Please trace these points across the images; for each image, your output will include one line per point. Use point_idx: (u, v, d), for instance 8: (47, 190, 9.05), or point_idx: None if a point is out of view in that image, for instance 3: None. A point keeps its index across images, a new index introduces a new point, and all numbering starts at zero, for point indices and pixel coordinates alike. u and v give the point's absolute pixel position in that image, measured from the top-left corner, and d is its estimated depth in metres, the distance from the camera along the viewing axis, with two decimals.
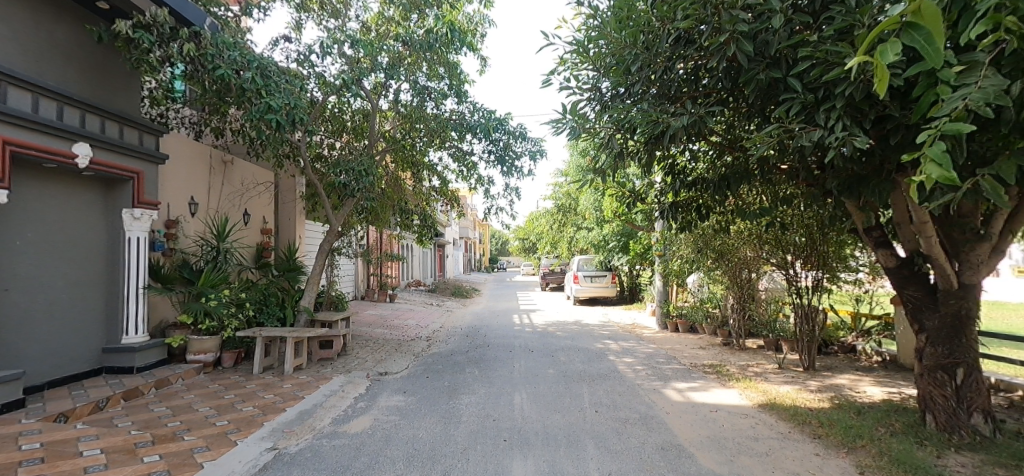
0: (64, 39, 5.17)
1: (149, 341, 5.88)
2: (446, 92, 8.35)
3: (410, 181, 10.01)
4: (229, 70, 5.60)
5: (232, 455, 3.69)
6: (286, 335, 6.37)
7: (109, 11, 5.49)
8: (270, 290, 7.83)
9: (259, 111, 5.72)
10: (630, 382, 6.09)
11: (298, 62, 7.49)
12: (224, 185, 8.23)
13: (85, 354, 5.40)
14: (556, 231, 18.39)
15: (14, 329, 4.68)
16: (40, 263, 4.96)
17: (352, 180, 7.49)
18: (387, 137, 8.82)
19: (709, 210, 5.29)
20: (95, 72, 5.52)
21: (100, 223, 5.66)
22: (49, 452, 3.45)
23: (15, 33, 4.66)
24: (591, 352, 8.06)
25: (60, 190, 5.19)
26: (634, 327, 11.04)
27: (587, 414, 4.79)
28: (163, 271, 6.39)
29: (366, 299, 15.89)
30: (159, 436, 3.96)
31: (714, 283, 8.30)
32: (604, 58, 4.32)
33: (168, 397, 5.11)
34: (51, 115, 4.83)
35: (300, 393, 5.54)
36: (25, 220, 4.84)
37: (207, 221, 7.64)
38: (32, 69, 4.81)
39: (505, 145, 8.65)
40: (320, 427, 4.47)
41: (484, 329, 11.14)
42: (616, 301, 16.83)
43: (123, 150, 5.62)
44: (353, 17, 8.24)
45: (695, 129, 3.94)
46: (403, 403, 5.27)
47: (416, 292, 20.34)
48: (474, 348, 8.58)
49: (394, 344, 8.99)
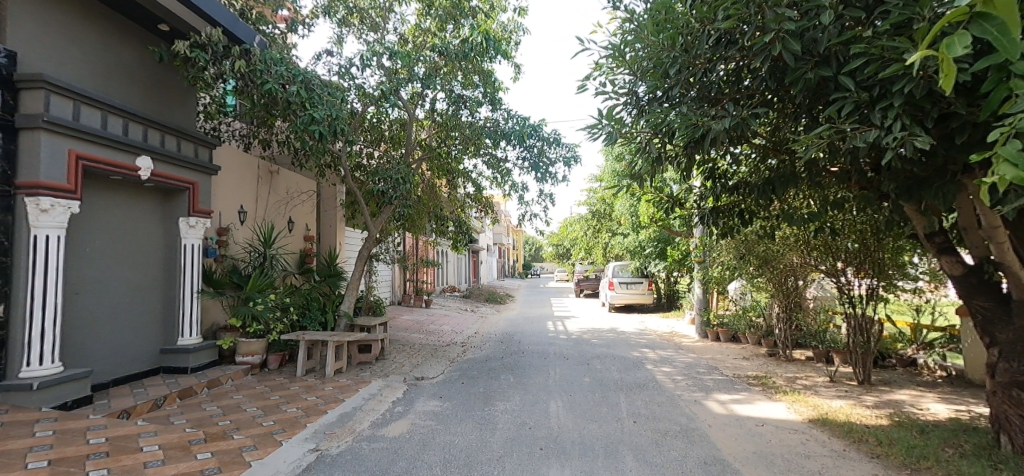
0: (129, 60, 5.53)
1: (202, 342, 6.19)
2: (480, 100, 8.49)
3: (445, 189, 10.14)
4: (275, 85, 5.86)
5: (278, 454, 3.83)
6: (327, 339, 6.56)
7: (169, 33, 5.86)
8: (313, 295, 8.13)
9: (303, 122, 5.99)
10: (669, 393, 5.92)
11: (340, 74, 7.80)
12: (270, 193, 8.61)
13: (145, 355, 5.73)
14: (590, 237, 18.22)
15: (82, 331, 4.99)
16: (108, 268, 5.29)
17: (389, 187, 7.69)
18: (423, 146, 8.99)
19: (753, 216, 5.10)
20: (155, 90, 5.89)
21: (159, 230, 5.99)
22: (114, 447, 3.66)
23: (87, 56, 5.03)
24: (628, 361, 7.90)
25: (124, 199, 5.53)
26: (672, 335, 10.75)
27: (625, 424, 4.69)
28: (214, 276, 6.73)
29: (402, 305, 16.16)
30: (211, 434, 4.14)
31: (758, 290, 7.95)
32: (641, 62, 4.24)
33: (219, 396, 5.35)
34: (117, 130, 5.16)
35: (341, 395, 5.69)
36: (94, 228, 5.16)
37: (255, 229, 8.02)
38: (100, 89, 5.17)
39: (539, 151, 8.69)
40: (360, 430, 4.57)
41: (519, 335, 11.14)
42: (653, 308, 16.47)
43: (179, 162, 5.94)
44: (391, 29, 8.52)
45: (737, 131, 3.83)
46: (439, 409, 5.33)
47: (452, 298, 20.57)
48: (508, 355, 8.56)
49: (430, 349, 9.10)
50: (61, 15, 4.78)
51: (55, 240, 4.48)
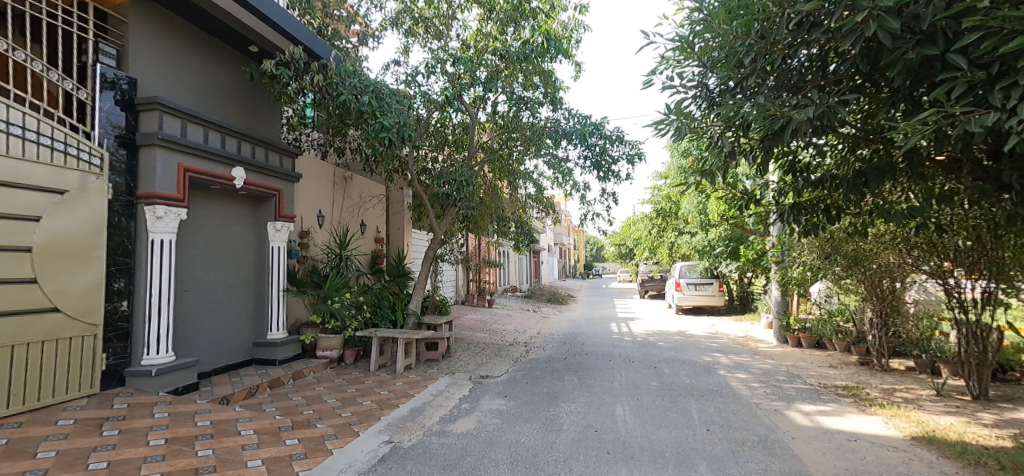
0: (225, 80, 6.08)
1: (287, 337, 6.69)
2: (541, 100, 8.50)
3: (506, 190, 10.17)
4: (349, 96, 6.20)
5: (356, 444, 4.04)
6: (396, 336, 6.84)
7: (258, 54, 6.37)
8: (383, 294, 8.52)
9: (374, 130, 6.33)
10: (745, 401, 5.59)
11: (406, 83, 8.12)
12: (345, 198, 9.12)
13: (241, 347, 6.27)
14: (655, 237, 17.66)
15: (190, 326, 5.53)
16: (210, 268, 5.84)
17: (454, 190, 7.90)
18: (485, 148, 9.12)
19: (841, 212, 4.70)
20: (247, 106, 6.42)
21: (251, 233, 6.53)
22: (216, 429, 4.03)
23: (191, 79, 5.59)
24: (698, 366, 7.56)
25: (222, 206, 6.08)
26: (747, 339, 10.15)
27: (697, 432, 4.50)
28: (297, 276, 7.23)
29: (465, 304, 16.51)
30: (297, 422, 4.46)
31: (846, 293, 7.33)
32: (711, 52, 4.06)
33: (302, 388, 5.74)
34: (216, 144, 5.68)
35: (411, 391, 5.90)
36: (198, 233, 5.71)
37: (332, 231, 8.54)
38: (202, 108, 5.72)
39: (602, 149, 8.55)
40: (429, 425, 4.73)
41: (582, 336, 11.00)
42: (725, 311, 15.66)
43: (267, 171, 6.45)
44: (454, 36, 8.74)
45: (823, 121, 3.57)
46: (504, 407, 5.39)
47: (514, 298, 20.72)
48: (572, 356, 8.49)
49: (494, 349, 9.23)
50: (169, 41, 5.34)
51: (168, 243, 5.02)
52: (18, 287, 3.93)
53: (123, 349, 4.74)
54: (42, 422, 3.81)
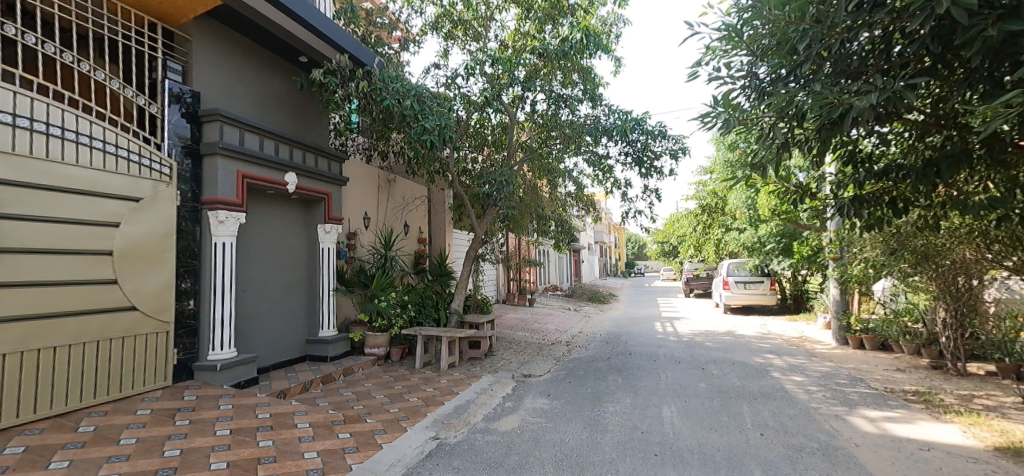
0: (278, 90, 6.35)
1: (337, 335, 6.93)
2: (580, 97, 8.42)
3: (546, 188, 10.10)
4: (392, 100, 6.35)
5: (404, 439, 4.13)
6: (440, 334, 6.95)
7: (308, 63, 6.63)
8: (427, 293, 8.68)
9: (417, 133, 6.45)
10: (802, 405, 5.32)
11: (446, 85, 8.24)
12: (388, 200, 9.35)
13: (295, 344, 6.55)
14: (700, 234, 17.10)
15: (249, 323, 5.83)
16: (266, 269, 6.13)
17: (494, 190, 7.92)
18: (524, 147, 9.10)
19: (909, 205, 4.36)
20: (298, 114, 6.69)
21: (302, 235, 6.80)
22: (275, 422, 4.23)
23: (247, 90, 5.88)
24: (749, 367, 7.26)
25: (276, 209, 6.37)
26: (802, 341, 9.66)
27: (751, 436, 4.32)
28: (345, 276, 7.48)
29: (506, 303, 16.58)
30: (348, 417, 4.61)
31: (915, 292, 6.84)
32: (761, 40, 3.89)
33: (352, 383, 5.94)
34: (270, 151, 5.95)
35: (455, 388, 5.98)
36: (255, 235, 6.00)
37: (377, 232, 8.78)
38: (257, 117, 6.00)
39: (644, 145, 8.36)
40: (474, 422, 4.77)
41: (625, 336, 10.80)
42: (777, 310, 14.97)
43: (316, 176, 6.70)
44: (492, 37, 8.78)
45: (887, 108, 3.34)
46: (548, 406, 5.36)
47: (555, 297, 20.62)
48: (615, 356, 8.35)
49: (536, 348, 9.21)
50: (227, 55, 5.63)
51: (228, 245, 5.30)
52: (101, 287, 4.27)
53: (191, 344, 5.05)
54: (123, 411, 4.12)
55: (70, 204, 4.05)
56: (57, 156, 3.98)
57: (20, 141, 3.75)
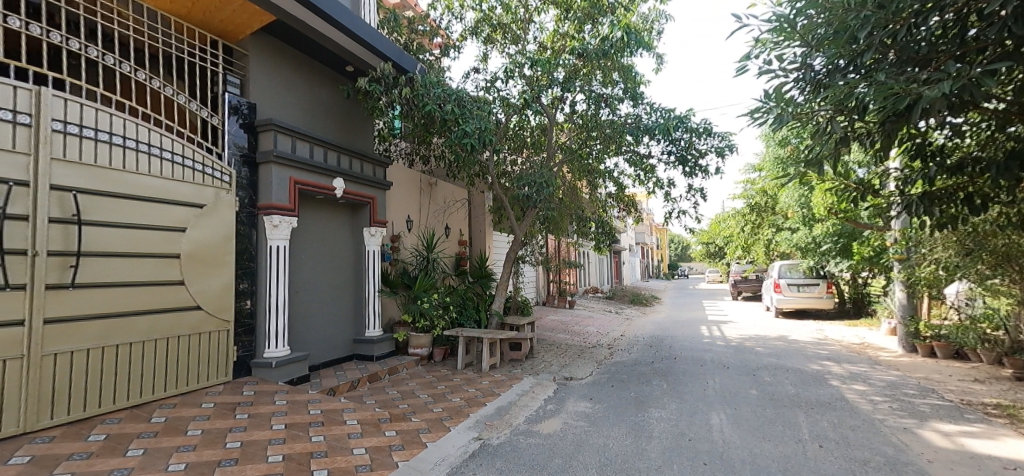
0: (327, 99, 6.59)
1: (382, 335, 7.11)
2: (621, 96, 8.27)
3: (586, 190, 10.04)
4: (434, 105, 6.46)
5: (447, 439, 4.18)
6: (482, 335, 6.99)
7: (354, 72, 6.83)
8: (468, 295, 8.77)
9: (457, 136, 6.53)
10: (865, 416, 4.99)
11: (485, 89, 8.30)
12: (430, 203, 9.52)
13: (343, 343, 6.77)
14: (748, 234, 16.43)
15: (301, 323, 6.06)
16: (316, 271, 6.35)
17: (533, 192, 7.89)
18: (563, 148, 9.01)
19: (987, 203, 3.99)
20: (345, 122, 6.92)
21: (349, 238, 7.01)
22: (326, 418, 4.37)
23: (298, 100, 6.13)
24: (804, 375, 6.90)
25: (325, 214, 6.60)
26: (863, 347, 9.08)
27: (808, 448, 4.09)
28: (389, 277, 7.66)
29: (546, 305, 16.51)
30: (394, 415, 4.70)
31: (994, 296, 6.29)
32: (816, 30, 3.70)
33: (397, 382, 6.07)
34: (320, 158, 6.18)
35: (497, 390, 5.99)
36: (306, 238, 6.24)
37: (420, 235, 8.95)
38: (308, 126, 6.25)
39: (688, 143, 8.13)
40: (516, 424, 4.77)
41: (669, 340, 10.52)
42: (833, 315, 14.16)
43: (363, 181, 6.90)
44: (531, 39, 8.77)
45: (961, 97, 3.10)
46: (590, 410, 5.28)
47: (595, 299, 20.36)
48: (659, 360, 8.13)
49: (577, 350, 9.11)
50: (280, 67, 5.89)
51: (283, 248, 5.55)
52: (170, 287, 4.56)
53: (249, 342, 5.31)
54: (190, 404, 4.37)
55: (144, 210, 4.36)
56: (133, 168, 4.30)
57: (101, 153, 4.07)
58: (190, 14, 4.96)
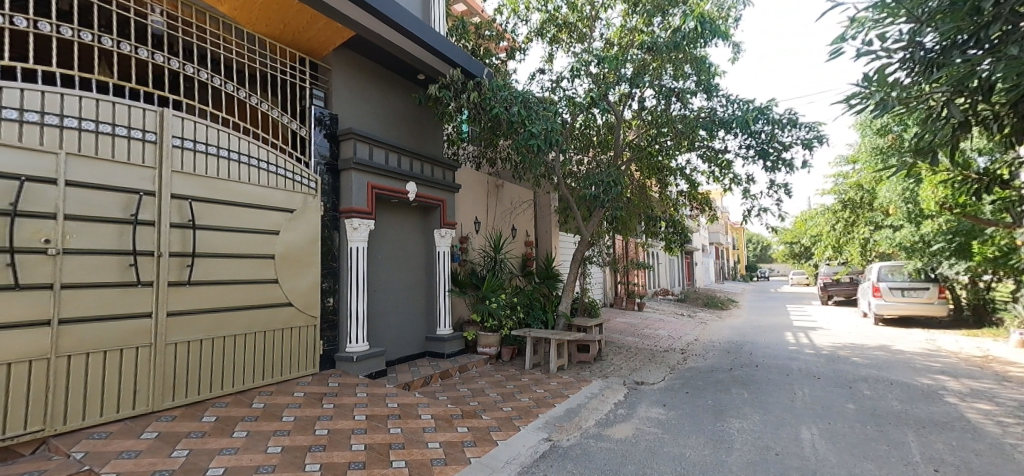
0: (400, 107, 6.86)
1: (453, 333, 7.29)
2: (693, 90, 7.81)
3: (656, 188, 9.70)
4: (501, 108, 6.52)
5: (518, 438, 4.18)
6: (549, 336, 6.95)
7: (425, 80, 7.06)
8: (535, 295, 8.77)
9: (524, 138, 6.55)
10: (990, 439, 4.37)
11: (551, 89, 8.26)
12: (497, 205, 9.63)
13: (416, 341, 7.01)
14: (841, 233, 15.02)
15: (379, 321, 6.35)
16: (391, 271, 6.63)
17: (601, 191, 7.72)
18: (632, 146, 8.74)
19: None
20: (417, 128, 7.17)
21: (421, 240, 7.25)
22: (403, 411, 4.54)
23: (374, 109, 6.43)
24: (910, 389, 6.18)
25: (399, 216, 6.87)
26: (984, 361, 7.96)
27: (919, 471, 3.64)
28: (459, 277, 7.84)
29: (614, 307, 16.13)
30: (466, 412, 4.79)
31: None
32: (927, 3, 3.30)
33: (467, 380, 6.19)
34: (394, 163, 6.45)
35: (566, 391, 5.92)
36: (382, 240, 6.53)
37: (487, 236, 9.08)
38: (383, 133, 6.54)
39: (770, 136, 7.58)
40: (587, 427, 4.68)
41: (748, 346, 9.88)
42: (946, 322, 12.57)
43: (433, 184, 7.12)
44: (598, 36, 8.61)
45: None
46: (665, 417, 5.07)
47: (666, 301, 19.60)
48: (738, 367, 7.65)
49: (648, 354, 8.81)
50: (358, 79, 6.21)
51: (362, 250, 5.84)
52: (267, 285, 4.95)
53: (333, 337, 5.65)
54: (284, 392, 4.73)
55: (245, 215, 4.77)
56: (236, 178, 4.73)
57: (210, 165, 4.51)
58: (281, 35, 5.38)
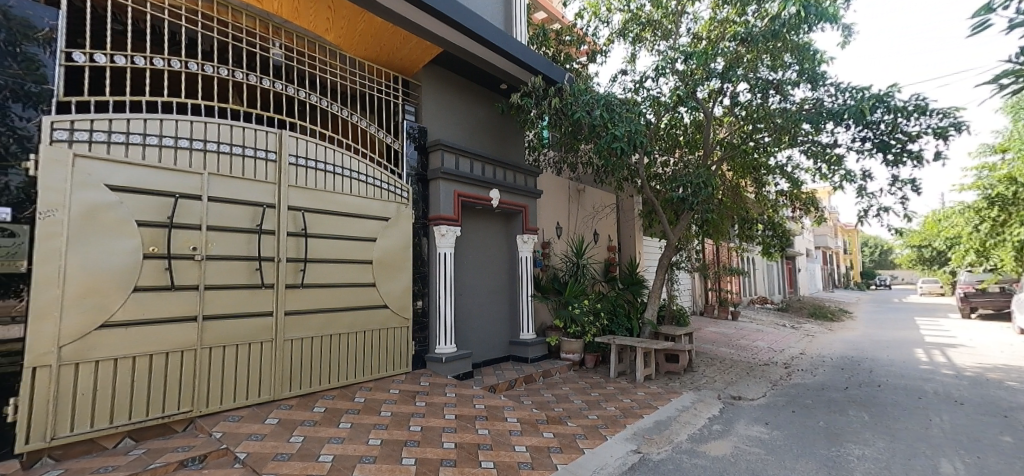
0: (483, 117, 7.07)
1: (536, 338, 7.33)
2: (795, 80, 7.20)
3: (751, 188, 9.05)
4: (583, 112, 6.50)
5: (605, 448, 4.09)
6: (636, 344, 6.74)
7: (507, 90, 7.20)
8: (619, 301, 8.56)
9: (606, 141, 6.45)
10: None
11: (634, 90, 8.04)
12: (578, 209, 9.56)
13: (501, 345, 7.15)
14: (985, 235, 12.90)
15: (465, 324, 6.57)
16: (476, 275, 6.83)
17: (689, 193, 7.36)
18: (723, 145, 8.24)
19: None
20: (500, 136, 7.34)
21: (505, 246, 7.39)
22: (490, 413, 4.64)
23: (460, 121, 6.70)
24: None
25: (483, 222, 7.07)
26: None
27: None
28: (541, 282, 7.89)
29: (705, 315, 15.25)
30: (551, 418, 4.78)
31: None
32: None
33: (551, 386, 6.19)
34: (478, 172, 6.66)
35: (654, 402, 5.69)
36: (468, 246, 6.75)
37: (569, 241, 9.03)
38: (468, 143, 6.79)
39: (892, 126, 6.75)
40: (678, 441, 4.46)
41: (865, 362, 8.83)
42: None
43: (516, 191, 7.24)
44: (684, 31, 8.26)
45: None
46: (767, 436, 4.68)
47: (764, 310, 18.13)
48: (853, 386, 6.86)
49: (745, 367, 8.20)
50: (444, 92, 6.50)
51: (449, 255, 6.09)
52: (367, 288, 5.33)
53: (423, 338, 5.93)
54: (381, 389, 5.05)
55: (348, 224, 5.19)
56: (341, 190, 5.17)
57: (320, 179, 4.97)
58: (378, 57, 5.76)
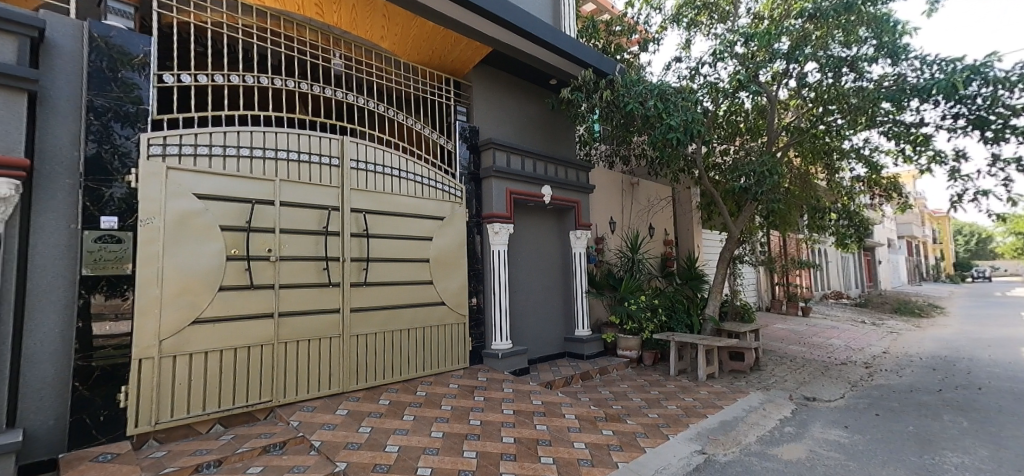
0: (534, 113, 7.07)
1: (592, 335, 7.26)
2: (872, 55, 6.66)
3: (823, 175, 8.46)
4: (636, 103, 6.35)
5: (668, 447, 3.99)
6: (697, 341, 6.50)
7: (557, 85, 7.15)
8: (678, 297, 8.31)
9: (662, 132, 6.28)
10: None
11: (690, 77, 7.75)
12: (633, 203, 9.36)
13: (556, 342, 7.14)
14: None
15: (520, 320, 6.62)
16: (530, 272, 6.86)
17: (753, 183, 7.00)
18: (789, 130, 7.76)
19: None
20: (550, 132, 7.32)
21: (558, 242, 7.36)
22: (549, 409, 4.66)
23: (511, 118, 6.73)
24: None
25: (536, 219, 7.08)
26: None
27: None
28: (596, 278, 7.80)
29: (772, 311, 14.45)
30: (610, 415, 4.73)
31: None
32: None
33: (609, 383, 6.11)
34: (530, 168, 6.67)
35: (719, 402, 5.47)
36: (521, 243, 6.80)
37: (624, 236, 8.86)
38: (519, 140, 6.81)
39: (991, 100, 6.07)
40: (746, 443, 4.27)
41: (960, 362, 8.02)
42: None
43: (568, 187, 7.19)
44: (744, 12, 7.86)
45: None
46: (846, 440, 4.38)
47: (839, 306, 16.91)
48: (946, 388, 6.26)
49: (818, 366, 7.70)
50: (495, 91, 6.56)
51: (503, 252, 6.16)
52: (425, 286, 5.50)
53: (479, 335, 6.05)
54: (442, 383, 5.20)
55: (407, 224, 5.37)
56: (399, 192, 5.36)
57: (379, 182, 5.18)
58: (430, 60, 5.92)
